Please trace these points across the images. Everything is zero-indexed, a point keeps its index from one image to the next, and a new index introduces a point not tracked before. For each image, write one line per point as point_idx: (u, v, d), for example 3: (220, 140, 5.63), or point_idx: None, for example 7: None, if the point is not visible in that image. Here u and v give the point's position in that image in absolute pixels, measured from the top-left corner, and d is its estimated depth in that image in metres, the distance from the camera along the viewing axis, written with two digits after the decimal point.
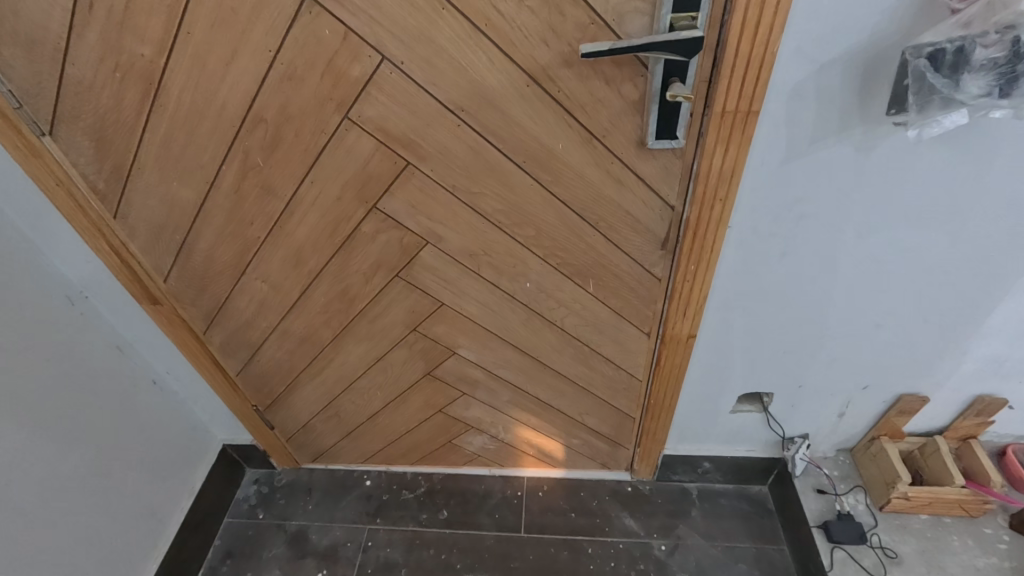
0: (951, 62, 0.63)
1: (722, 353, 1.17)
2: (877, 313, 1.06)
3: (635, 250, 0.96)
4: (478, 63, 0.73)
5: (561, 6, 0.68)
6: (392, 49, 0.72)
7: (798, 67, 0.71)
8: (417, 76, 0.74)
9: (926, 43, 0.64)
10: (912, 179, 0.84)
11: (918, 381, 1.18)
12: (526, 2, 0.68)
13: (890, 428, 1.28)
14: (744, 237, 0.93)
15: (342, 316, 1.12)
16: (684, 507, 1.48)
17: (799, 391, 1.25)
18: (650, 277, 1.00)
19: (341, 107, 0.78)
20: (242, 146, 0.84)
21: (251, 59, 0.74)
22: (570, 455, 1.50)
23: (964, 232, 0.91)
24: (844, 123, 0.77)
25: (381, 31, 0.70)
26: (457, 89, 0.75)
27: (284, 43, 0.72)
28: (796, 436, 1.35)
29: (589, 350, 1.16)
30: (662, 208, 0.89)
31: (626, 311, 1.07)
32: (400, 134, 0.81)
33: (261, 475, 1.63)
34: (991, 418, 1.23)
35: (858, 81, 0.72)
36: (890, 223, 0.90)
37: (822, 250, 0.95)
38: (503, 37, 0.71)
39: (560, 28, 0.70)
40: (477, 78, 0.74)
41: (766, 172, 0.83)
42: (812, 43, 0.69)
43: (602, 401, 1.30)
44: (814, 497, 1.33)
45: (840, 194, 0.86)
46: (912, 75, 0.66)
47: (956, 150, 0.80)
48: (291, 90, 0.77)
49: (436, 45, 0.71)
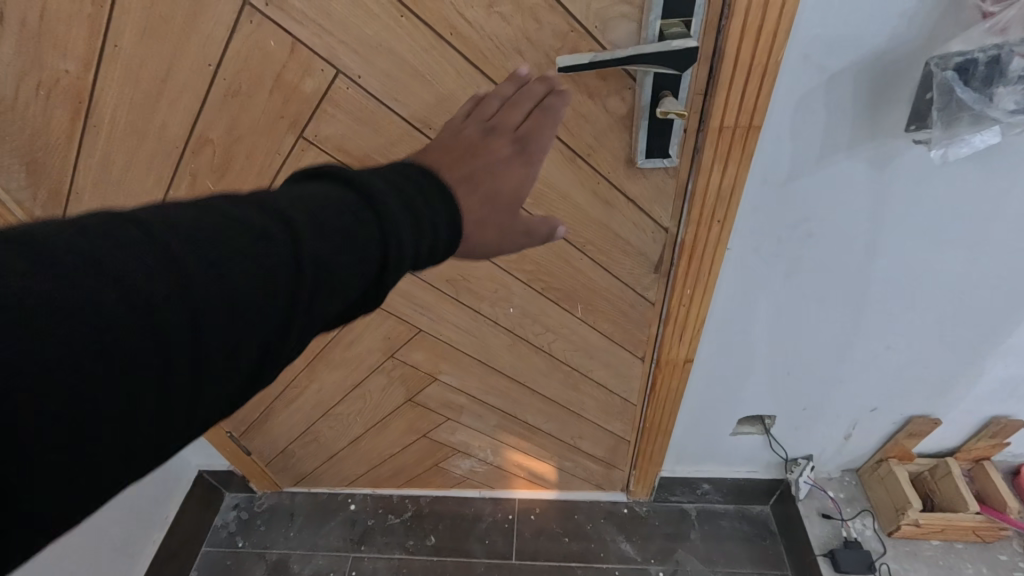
0: (983, 75, 0.55)
1: (721, 375, 1.10)
2: (886, 335, 0.99)
3: (626, 273, 0.88)
4: (445, 76, 0.65)
5: (535, 11, 0.60)
6: (347, 61, 0.64)
7: (805, 77, 0.63)
8: (377, 91, 0.66)
9: (953, 52, 0.56)
10: (929, 199, 0.76)
11: (930, 402, 1.11)
12: (496, 7, 0.59)
13: (899, 450, 1.21)
14: (744, 258, 0.86)
15: (314, 342, 1.05)
16: (682, 530, 1.42)
17: (803, 413, 1.17)
18: (644, 301, 0.93)
19: (295, 126, 0.70)
20: (189, 169, 0.75)
21: (189, 73, 0.65)
22: (562, 477, 1.43)
23: (984, 253, 0.83)
24: (856, 137, 0.69)
25: (333, 42, 0.62)
26: (422, 105, 0.67)
27: (224, 56, 0.64)
28: (800, 458, 1.28)
29: (579, 374, 1.09)
30: (656, 230, 0.81)
31: (618, 336, 0.99)
32: (362, 155, 0.72)
33: (241, 500, 1.57)
34: (1007, 439, 1.16)
35: (872, 92, 0.64)
36: (904, 243, 0.83)
37: (829, 271, 0.88)
38: (471, 47, 0.62)
39: (535, 36, 0.61)
40: (444, 92, 0.66)
41: (769, 191, 0.76)
42: (821, 50, 0.61)
43: (594, 425, 1.23)
44: (819, 522, 1.27)
45: (849, 213, 0.79)
46: (937, 87, 0.58)
47: (980, 166, 0.72)
48: (237, 108, 0.68)
49: (396, 57, 0.63)
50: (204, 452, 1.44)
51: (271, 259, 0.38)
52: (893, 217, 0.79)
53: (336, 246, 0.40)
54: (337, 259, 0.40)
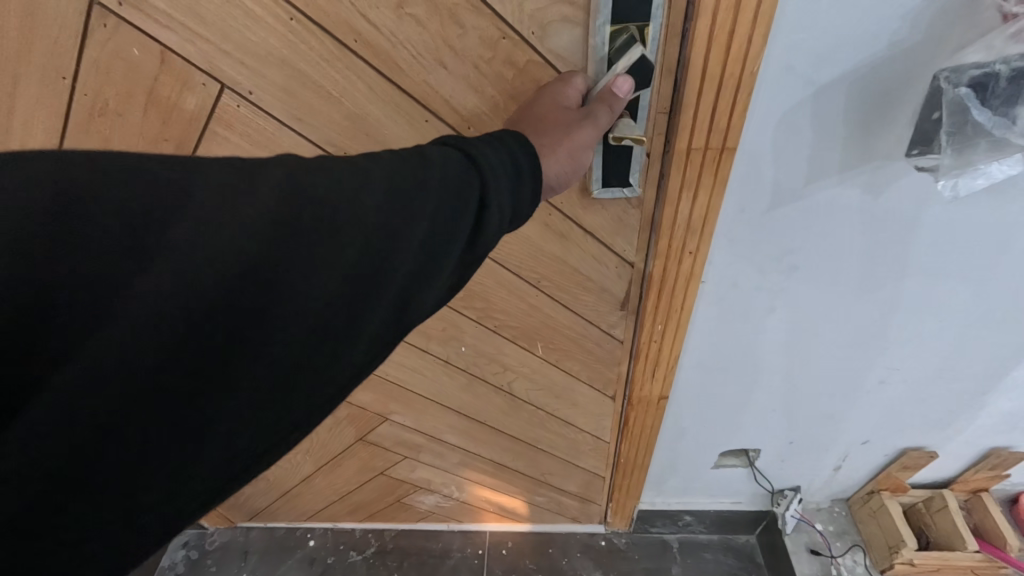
0: (1006, 91, 0.46)
1: (701, 410, 1.00)
2: (883, 371, 0.90)
3: (591, 309, 0.77)
4: (356, 92, 0.55)
5: (455, 13, 0.50)
6: (233, 73, 0.54)
7: (788, 92, 0.53)
8: (275, 110, 0.56)
9: (970, 63, 0.47)
10: (929, 230, 0.67)
11: (928, 435, 1.02)
12: (406, 9, 0.50)
13: (894, 483, 1.13)
14: (721, 290, 0.76)
15: None
16: (663, 563, 1.33)
17: (790, 447, 1.08)
18: (611, 337, 0.82)
19: (181, 149, 0.59)
20: None
21: (38, 88, 0.53)
22: (534, 511, 1.33)
23: (989, 285, 0.74)
24: (847, 160, 0.59)
25: (210, 49, 0.52)
26: (333, 126, 0.57)
27: (81, 69, 0.53)
28: (786, 490, 1.19)
29: (545, 414, 0.99)
30: (619, 264, 0.70)
31: (585, 374, 0.89)
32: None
33: (191, 537, 1.45)
34: (1006, 471, 1.08)
35: (867, 110, 0.54)
36: (903, 275, 0.73)
37: (816, 306, 0.78)
38: (382, 58, 0.53)
39: (459, 45, 0.52)
40: (356, 111, 0.56)
41: (748, 219, 0.66)
42: (807, 60, 0.51)
43: (565, 462, 1.13)
44: (807, 559, 1.19)
45: (839, 246, 0.69)
46: (949, 106, 0.48)
47: (989, 196, 0.63)
48: (106, 129, 0.57)
49: (291, 67, 0.53)
50: None
51: (384, 234, 0.38)
52: (892, 251, 0.70)
53: (444, 226, 0.39)
54: (443, 238, 0.39)
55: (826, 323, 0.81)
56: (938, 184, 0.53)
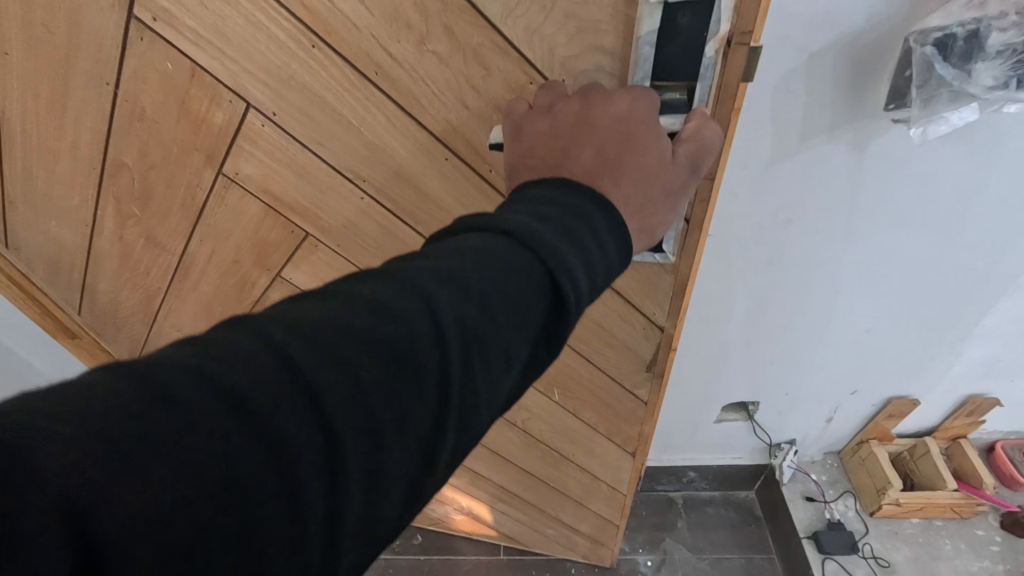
0: (961, 50, 0.58)
1: (706, 364, 1.08)
2: (871, 322, 0.98)
3: (614, 367, 0.84)
4: (377, 126, 0.58)
5: (479, 54, 0.52)
6: (259, 96, 0.57)
7: (783, 58, 0.64)
8: (296, 131, 0.59)
9: (934, 27, 0.59)
10: (906, 184, 0.76)
11: (908, 384, 1.11)
12: (428, 45, 0.51)
13: (879, 432, 1.22)
14: (727, 243, 0.85)
15: None
16: (670, 518, 1.42)
17: (786, 399, 1.16)
18: (635, 399, 0.90)
19: (212, 160, 0.64)
20: (112, 193, 0.70)
21: (86, 91, 0.60)
22: (535, 537, 1.33)
23: (959, 236, 0.83)
24: (835, 119, 0.69)
25: (235, 68, 0.55)
26: (351, 154, 0.61)
27: (126, 77, 0.58)
28: (783, 443, 1.28)
29: (560, 455, 1.06)
30: (648, 326, 0.76)
31: (603, 427, 0.97)
32: (289, 198, 0.66)
33: None
34: (981, 416, 1.18)
35: (851, 75, 0.65)
36: (885, 227, 0.82)
37: (810, 261, 0.87)
38: (401, 89, 0.55)
39: (481, 84, 0.54)
40: (375, 141, 0.59)
41: (751, 173, 0.75)
42: (800, 30, 0.61)
43: (577, 503, 1.17)
44: (803, 505, 1.28)
45: (828, 199, 0.78)
46: (919, 64, 0.60)
47: (958, 150, 0.72)
48: (145, 133, 0.63)
49: (312, 94, 0.56)
50: None
51: (426, 355, 0.31)
52: (874, 204, 0.79)
53: (512, 324, 0.33)
54: (513, 335, 0.34)
55: (819, 277, 0.90)
56: (912, 130, 0.66)
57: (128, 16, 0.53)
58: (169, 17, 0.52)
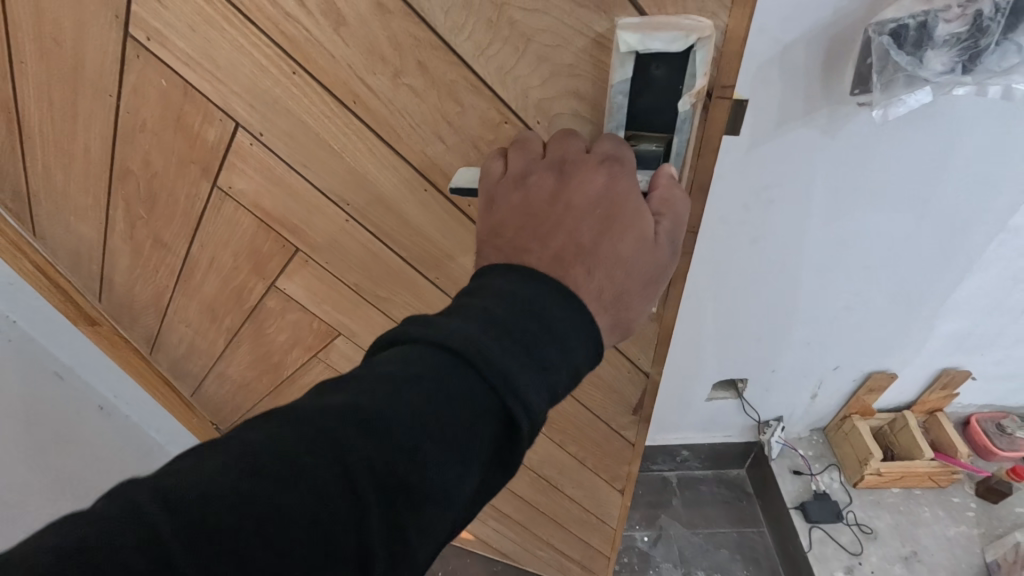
0: (914, 39, 0.61)
1: (698, 343, 1.11)
2: (852, 298, 1.01)
3: (599, 407, 0.86)
4: (358, 153, 0.59)
5: (454, 92, 0.51)
6: (245, 115, 0.59)
7: (760, 48, 0.67)
8: (282, 151, 0.61)
9: (888, 19, 0.62)
10: (880, 164, 0.79)
11: (887, 359, 1.15)
12: (402, 79, 0.51)
13: (861, 407, 1.26)
14: (713, 225, 0.88)
15: (271, 376, 1.01)
16: (665, 496, 1.47)
17: (772, 376, 1.20)
18: (621, 439, 0.91)
19: (207, 173, 0.67)
20: (121, 195, 0.73)
21: (93, 100, 0.63)
22: (530, 558, 1.36)
23: (931, 213, 0.86)
24: (810, 104, 0.72)
25: (225, 90, 0.57)
26: (335, 178, 0.62)
27: (126, 90, 0.61)
28: (772, 420, 1.32)
29: (549, 485, 1.08)
30: (634, 372, 0.78)
31: (592, 462, 0.99)
32: (279, 214, 0.69)
33: None
34: (955, 389, 1.22)
35: (825, 62, 0.68)
36: (861, 206, 0.85)
37: (790, 241, 0.90)
38: (379, 119, 0.55)
39: (457, 121, 0.53)
40: (356, 168, 0.60)
41: (733, 158, 0.79)
42: (777, 22, 0.65)
43: (568, 533, 1.19)
44: (790, 479, 1.33)
45: (805, 181, 0.81)
46: (876, 53, 0.64)
47: (926, 131, 0.75)
48: (147, 142, 0.65)
49: (297, 119, 0.57)
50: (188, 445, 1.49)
51: (342, 509, 0.31)
52: (852, 183, 0.81)
53: (441, 464, 0.34)
54: (438, 479, 0.33)
55: (801, 255, 0.92)
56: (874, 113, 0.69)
57: (125, 33, 0.55)
58: (162, 38, 0.55)
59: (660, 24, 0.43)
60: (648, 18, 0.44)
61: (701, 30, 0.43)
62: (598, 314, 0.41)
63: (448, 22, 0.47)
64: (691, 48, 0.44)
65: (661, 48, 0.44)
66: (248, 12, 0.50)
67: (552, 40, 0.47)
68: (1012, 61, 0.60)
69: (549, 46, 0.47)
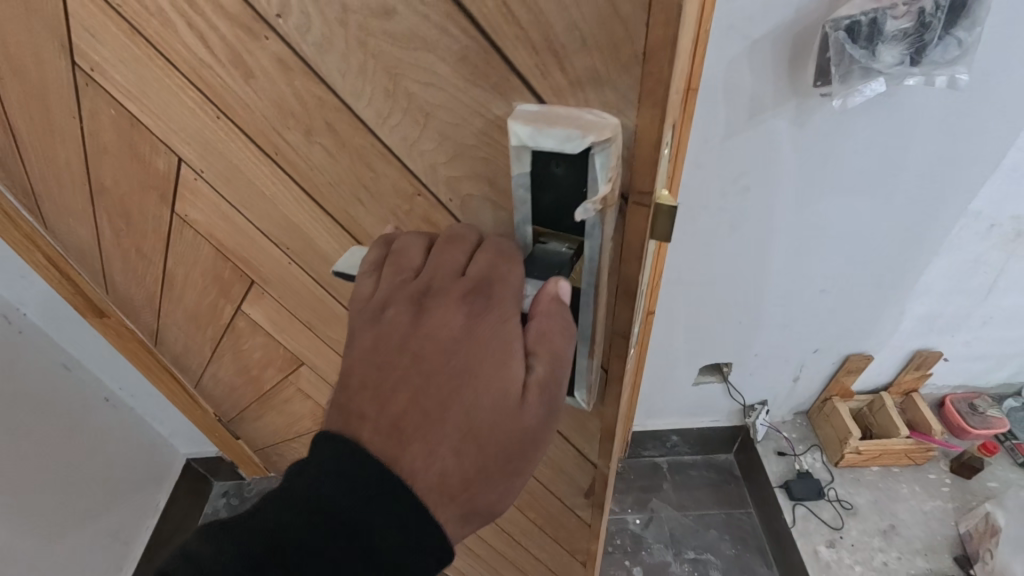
0: (867, 34, 0.68)
1: (684, 327, 1.16)
2: (824, 281, 1.07)
3: (554, 486, 0.79)
4: (287, 203, 0.55)
5: (366, 157, 0.45)
6: (187, 152, 0.56)
7: (730, 45, 0.73)
8: (225, 191, 0.59)
9: (843, 16, 0.68)
10: (845, 150, 0.85)
11: (863, 342, 1.21)
12: (315, 137, 0.46)
13: (840, 389, 1.32)
14: (693, 213, 0.93)
15: (253, 386, 1.08)
16: (656, 481, 1.52)
17: (754, 359, 1.26)
18: (576, 515, 0.83)
19: (165, 200, 0.65)
20: (104, 208, 0.70)
21: (63, 125, 0.58)
22: None
23: (894, 197, 0.92)
24: (780, 94, 0.77)
25: (164, 127, 0.54)
26: (273, 224, 0.60)
27: (85, 117, 0.57)
28: (756, 404, 1.38)
29: (512, 543, 1.01)
30: (582, 459, 0.69)
31: (550, 529, 0.90)
32: (231, 246, 0.69)
33: (231, 488, 1.67)
34: (929, 370, 1.28)
35: (789, 57, 0.74)
36: (828, 191, 0.90)
37: (765, 225, 0.95)
38: (302, 172, 0.50)
39: (373, 186, 0.48)
40: (288, 217, 0.57)
41: (710, 148, 0.84)
42: (743, 22, 0.71)
43: None
44: (774, 460, 1.38)
45: (775, 168, 0.87)
46: (833, 47, 0.70)
47: (885, 117, 0.80)
48: (109, 164, 0.62)
49: (235, 168, 0.54)
50: (190, 441, 1.52)
51: None
52: (821, 167, 0.87)
53: None
54: None
55: (778, 238, 0.98)
56: (835, 101, 0.75)
57: (73, 64, 0.51)
58: (105, 72, 0.51)
59: (558, 118, 0.34)
60: (547, 107, 0.35)
61: (600, 130, 0.33)
62: (441, 505, 0.37)
63: (348, 86, 0.40)
64: (588, 150, 0.33)
65: (555, 148, 0.33)
66: (168, 56, 0.46)
67: (451, 117, 0.39)
68: (952, 53, 0.69)
69: (449, 123, 0.39)
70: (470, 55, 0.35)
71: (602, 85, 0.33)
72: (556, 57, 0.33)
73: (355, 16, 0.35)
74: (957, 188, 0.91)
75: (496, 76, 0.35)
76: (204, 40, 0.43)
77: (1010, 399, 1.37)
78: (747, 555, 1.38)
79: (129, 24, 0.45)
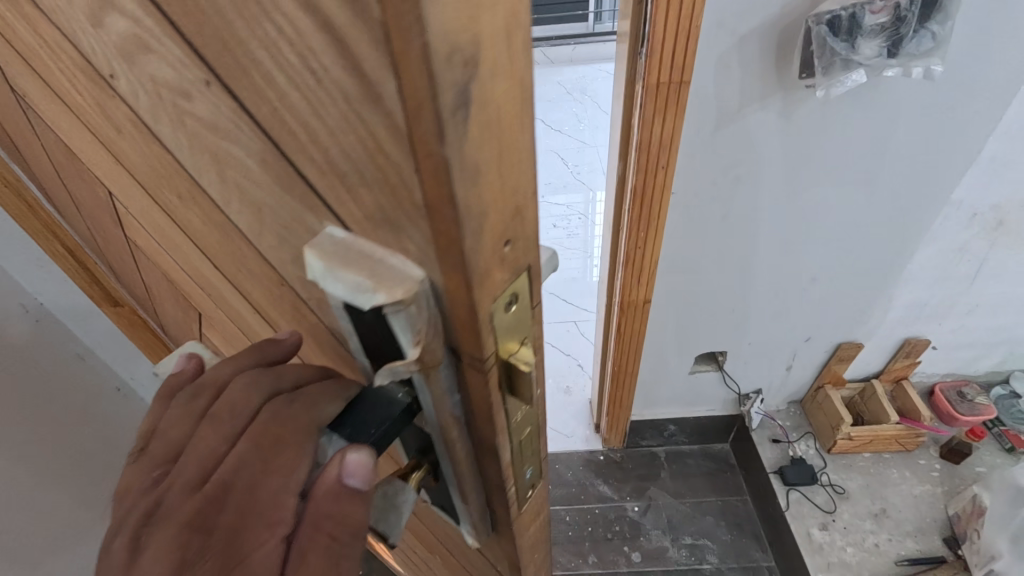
0: (846, 28, 0.73)
1: (681, 314, 1.20)
2: (812, 271, 1.11)
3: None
4: (191, 254, 0.52)
5: (230, 233, 0.41)
6: (111, 185, 0.55)
7: (718, 40, 0.77)
8: (145, 226, 0.58)
9: (825, 11, 0.73)
10: (830, 141, 0.89)
11: (855, 330, 1.25)
12: (184, 198, 0.42)
13: (832, 377, 1.36)
14: (688, 203, 0.97)
15: None
16: (654, 470, 1.54)
17: (747, 347, 1.29)
18: None
19: (116, 221, 0.65)
20: (88, 212, 0.73)
21: (28, 133, 0.62)
22: None
23: (880, 185, 0.96)
24: (766, 87, 0.82)
25: (84, 158, 0.53)
26: (189, 265, 0.57)
27: (37, 129, 0.58)
28: (750, 392, 1.42)
29: None
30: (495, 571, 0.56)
31: None
32: (173, 278, 0.67)
33: None
34: (918, 358, 1.32)
35: (774, 51, 0.78)
36: (818, 178, 0.94)
37: (757, 213, 0.99)
38: (191, 229, 0.47)
39: (247, 262, 0.43)
40: (194, 265, 0.55)
41: (698, 139, 0.88)
42: (732, 18, 0.75)
43: None
44: (769, 446, 1.42)
45: (766, 157, 0.91)
46: (816, 41, 0.75)
47: (864, 108, 0.85)
48: (70, 177, 0.64)
49: (149, 212, 0.52)
50: None
51: None
52: (807, 159, 0.91)
53: None
54: None
55: (767, 227, 1.02)
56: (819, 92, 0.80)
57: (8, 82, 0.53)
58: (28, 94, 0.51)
59: (357, 256, 0.27)
60: (351, 237, 0.28)
61: (392, 289, 0.25)
62: None
63: (190, 157, 0.36)
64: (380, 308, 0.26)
65: (348, 295, 0.27)
66: (56, 91, 0.45)
67: (279, 219, 0.33)
68: (927, 45, 0.74)
69: (279, 223, 0.33)
70: (270, 158, 0.29)
71: (398, 232, 0.25)
72: (342, 183, 0.26)
73: (167, 93, 0.31)
74: (943, 178, 0.96)
75: (298, 187, 0.29)
76: (74, 87, 0.41)
77: (998, 387, 1.41)
78: (743, 539, 1.42)
79: (21, 54, 0.45)
